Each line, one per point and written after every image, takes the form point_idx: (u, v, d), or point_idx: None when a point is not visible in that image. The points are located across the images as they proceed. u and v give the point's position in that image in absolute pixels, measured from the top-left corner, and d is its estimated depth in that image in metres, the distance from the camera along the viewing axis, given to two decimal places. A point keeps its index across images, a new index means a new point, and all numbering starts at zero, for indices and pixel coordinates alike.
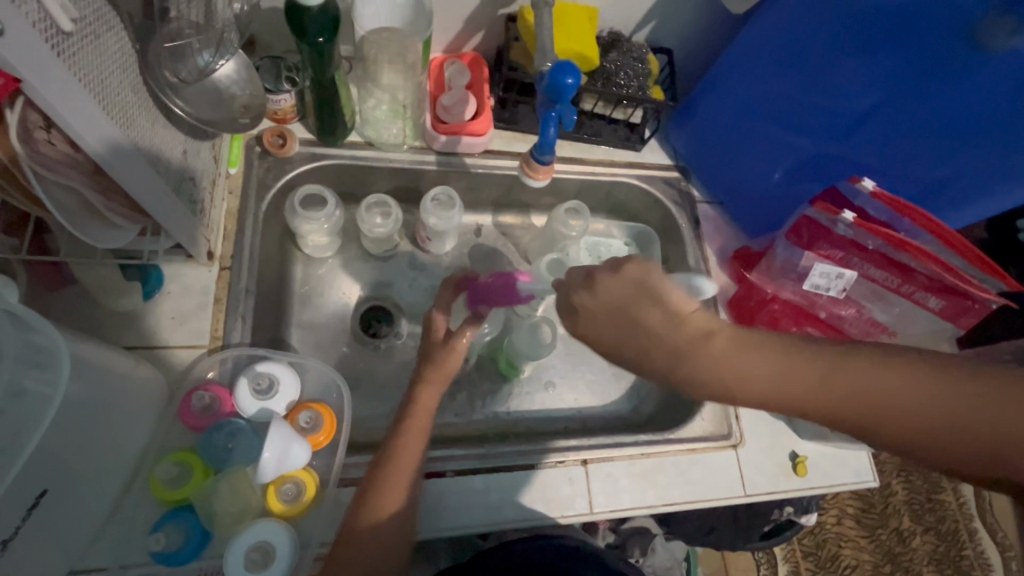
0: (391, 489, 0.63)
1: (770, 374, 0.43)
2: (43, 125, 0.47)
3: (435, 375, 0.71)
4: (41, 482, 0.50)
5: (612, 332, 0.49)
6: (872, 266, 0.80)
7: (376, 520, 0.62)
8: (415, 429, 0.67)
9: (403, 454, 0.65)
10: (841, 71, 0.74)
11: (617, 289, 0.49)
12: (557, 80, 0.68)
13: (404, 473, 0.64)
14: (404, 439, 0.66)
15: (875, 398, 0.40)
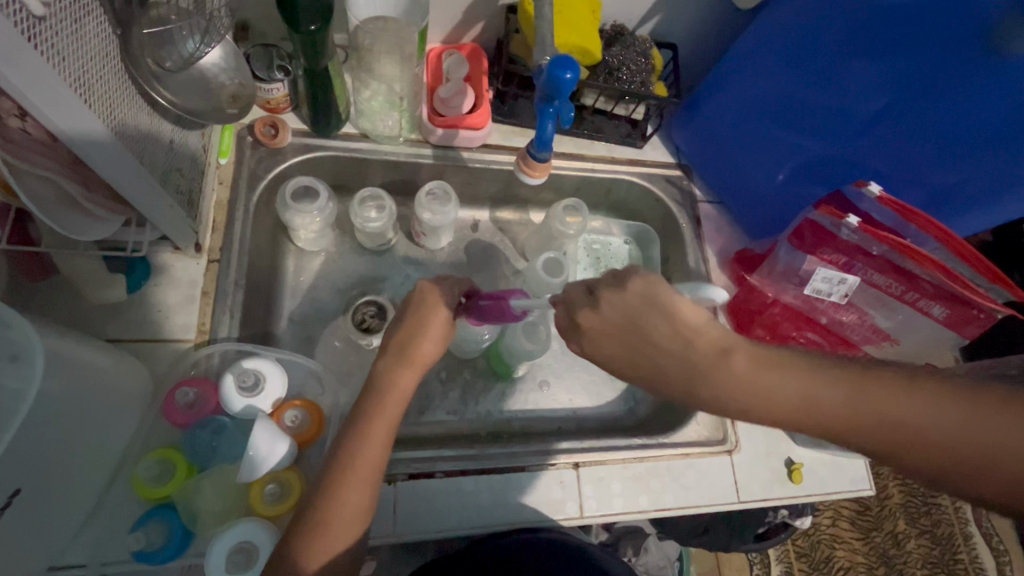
0: (351, 494, 0.58)
1: (794, 396, 0.44)
2: (18, 113, 0.45)
3: (414, 361, 0.64)
4: (15, 482, 0.49)
5: (622, 348, 0.50)
6: (876, 272, 0.77)
7: (337, 524, 0.57)
8: (377, 422, 0.61)
9: (364, 453, 0.60)
10: (851, 73, 0.72)
11: (619, 303, 0.50)
12: (557, 75, 0.66)
13: (366, 475, 0.59)
14: (365, 435, 0.60)
15: (902, 424, 0.41)
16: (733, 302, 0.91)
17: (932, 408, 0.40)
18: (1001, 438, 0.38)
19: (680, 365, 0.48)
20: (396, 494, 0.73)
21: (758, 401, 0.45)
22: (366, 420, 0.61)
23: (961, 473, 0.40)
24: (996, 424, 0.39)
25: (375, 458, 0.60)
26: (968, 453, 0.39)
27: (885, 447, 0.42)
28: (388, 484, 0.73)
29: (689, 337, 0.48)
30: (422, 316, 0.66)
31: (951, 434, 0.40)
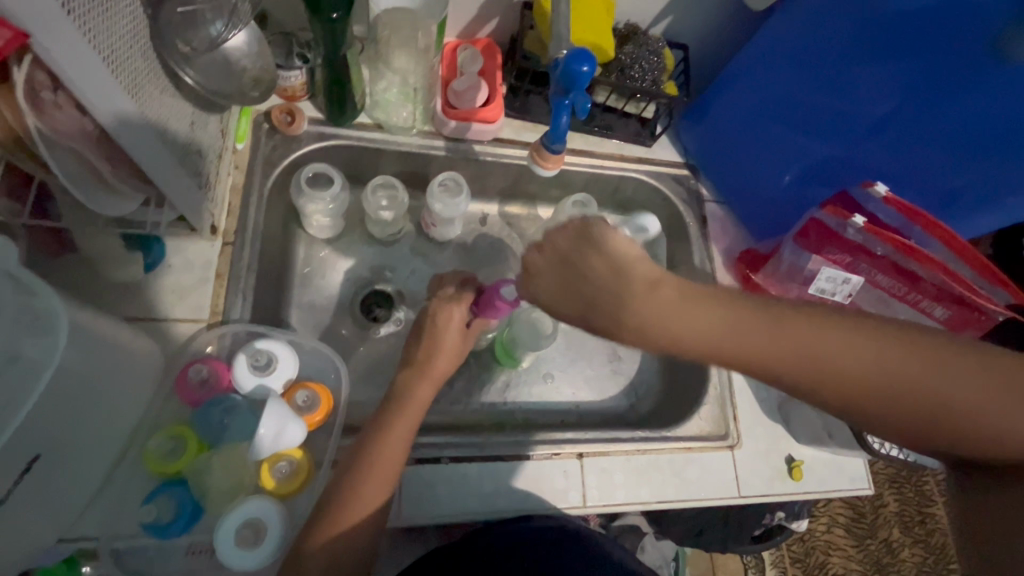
0: (366, 492, 0.61)
1: (721, 328, 0.45)
2: (50, 87, 0.47)
3: (435, 377, 0.69)
4: (34, 447, 0.50)
5: (560, 285, 0.51)
6: (880, 273, 0.78)
7: (341, 521, 0.60)
8: (398, 428, 0.65)
9: (378, 455, 0.63)
10: (859, 76, 0.73)
11: (560, 241, 0.51)
12: (573, 67, 0.68)
13: (382, 476, 0.62)
14: (382, 436, 0.64)
15: (822, 357, 0.43)
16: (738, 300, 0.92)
17: (847, 341, 0.43)
18: (903, 369, 0.42)
19: (619, 299, 0.47)
20: (401, 478, 0.74)
21: (685, 333, 0.45)
22: (384, 425, 0.65)
23: (886, 407, 0.43)
24: (923, 361, 0.42)
25: (393, 461, 0.63)
26: (895, 390, 0.42)
27: (803, 378, 0.44)
28: None
29: (630, 270, 0.47)
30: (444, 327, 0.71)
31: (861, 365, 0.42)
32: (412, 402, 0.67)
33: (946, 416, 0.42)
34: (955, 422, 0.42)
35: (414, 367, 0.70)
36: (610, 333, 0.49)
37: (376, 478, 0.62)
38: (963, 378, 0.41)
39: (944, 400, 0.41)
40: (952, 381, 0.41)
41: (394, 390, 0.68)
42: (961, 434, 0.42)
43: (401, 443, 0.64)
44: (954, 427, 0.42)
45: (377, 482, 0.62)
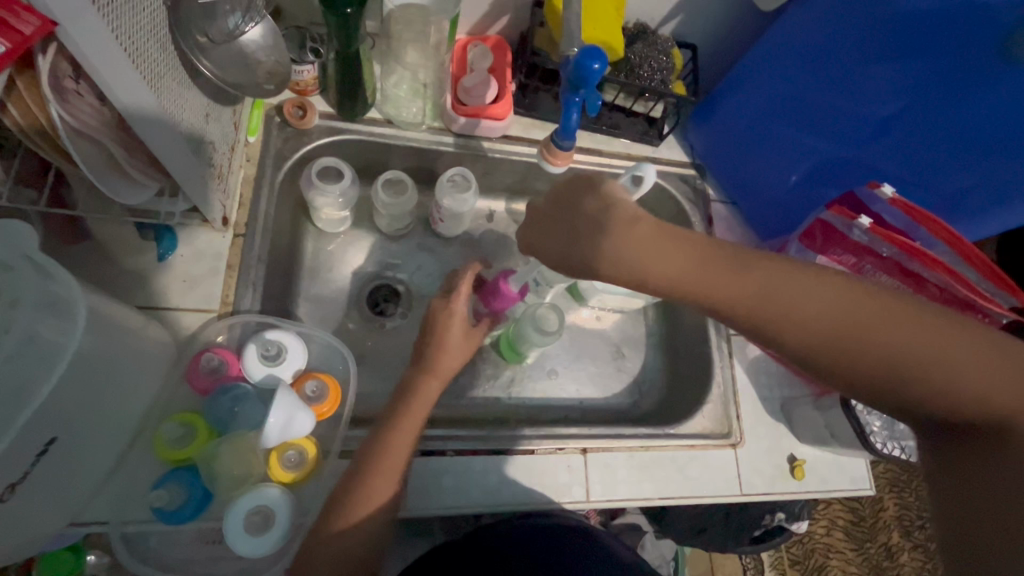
0: (377, 484, 0.62)
1: (683, 262, 0.50)
2: (72, 75, 0.48)
3: (439, 367, 0.71)
4: (50, 430, 0.51)
5: (552, 228, 0.56)
6: (884, 274, 0.79)
7: (355, 509, 0.61)
8: (409, 421, 0.66)
9: (390, 445, 0.64)
10: (868, 78, 0.74)
11: (564, 186, 0.56)
12: (584, 64, 0.69)
13: (392, 467, 0.63)
14: (392, 428, 0.65)
15: (766, 292, 0.48)
16: None
17: (793, 281, 0.48)
18: (840, 308, 0.47)
19: (602, 230, 0.52)
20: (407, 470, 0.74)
21: (650, 263, 0.50)
22: (395, 419, 0.66)
23: (823, 346, 0.47)
24: (860, 307, 0.46)
25: (400, 453, 0.64)
26: (833, 329, 0.47)
27: (747, 307, 0.48)
28: None
29: (614, 208, 0.52)
30: (449, 319, 0.73)
31: (800, 299, 0.47)
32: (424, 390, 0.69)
33: (877, 358, 0.46)
34: (884, 364, 0.46)
35: (421, 362, 0.71)
36: (587, 266, 0.53)
37: (386, 470, 0.63)
38: (894, 324, 0.46)
39: (873, 338, 0.46)
40: (886, 327, 0.46)
41: (404, 382, 0.70)
42: (886, 369, 0.46)
43: (416, 425, 0.67)
44: (881, 364, 0.46)
45: (387, 475, 0.63)
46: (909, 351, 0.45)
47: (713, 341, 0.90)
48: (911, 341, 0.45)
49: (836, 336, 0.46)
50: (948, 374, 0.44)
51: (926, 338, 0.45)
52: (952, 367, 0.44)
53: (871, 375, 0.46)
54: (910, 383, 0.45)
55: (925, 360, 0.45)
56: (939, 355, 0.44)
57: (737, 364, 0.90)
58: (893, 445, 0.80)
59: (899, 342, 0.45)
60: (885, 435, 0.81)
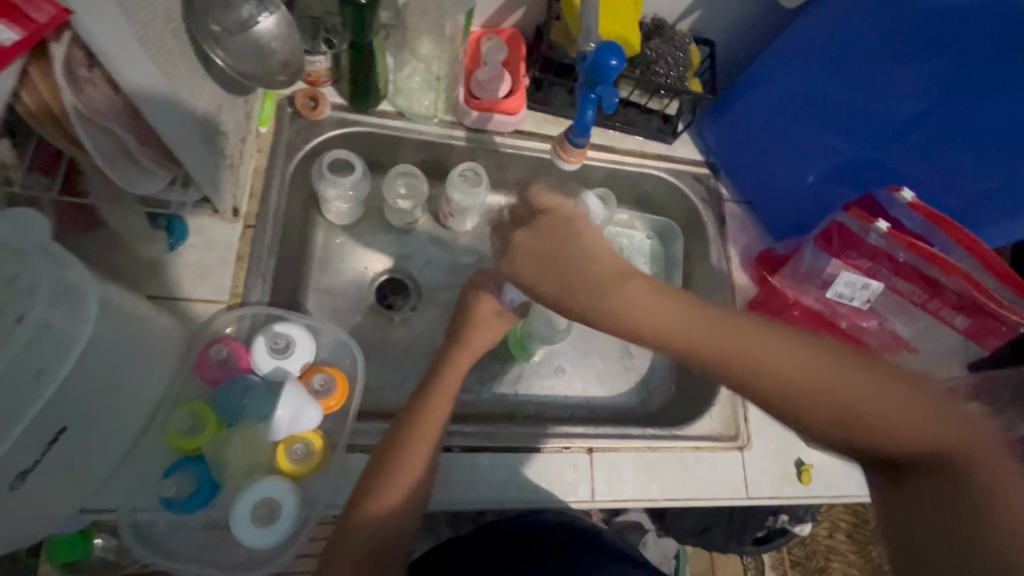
0: (391, 485, 0.62)
1: (665, 314, 0.48)
2: (85, 64, 0.47)
3: (459, 363, 0.71)
4: (61, 419, 0.51)
5: (539, 267, 0.55)
6: (900, 279, 0.77)
7: (377, 498, 0.62)
8: (429, 427, 0.65)
9: (407, 438, 0.64)
10: (891, 76, 0.72)
11: (545, 228, 0.56)
12: (603, 60, 0.69)
13: (409, 471, 0.63)
14: (411, 432, 0.64)
15: (739, 347, 0.46)
16: (752, 302, 0.90)
17: (771, 342, 0.46)
18: (812, 368, 0.45)
19: (588, 282, 0.51)
20: None
21: (632, 314, 0.49)
22: (414, 422, 0.65)
23: (757, 388, 0.46)
24: (789, 348, 0.46)
25: (419, 458, 0.63)
26: (768, 373, 0.46)
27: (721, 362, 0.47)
28: None
29: (603, 259, 0.52)
30: (476, 313, 0.74)
31: (770, 355, 0.46)
32: (447, 380, 0.69)
33: (814, 403, 0.45)
34: (820, 407, 0.45)
35: (443, 358, 0.72)
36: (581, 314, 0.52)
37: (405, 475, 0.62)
38: (828, 371, 0.45)
39: (839, 396, 0.45)
40: (817, 368, 0.45)
41: (431, 374, 0.71)
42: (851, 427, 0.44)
43: (440, 418, 0.66)
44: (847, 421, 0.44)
45: (399, 477, 0.62)
46: (845, 399, 0.44)
47: None
48: (842, 386, 0.45)
49: (771, 380, 0.45)
50: (878, 413, 0.44)
51: (860, 379, 0.45)
52: (891, 414, 0.44)
53: (810, 421, 0.45)
54: (850, 436, 0.44)
55: (859, 403, 0.44)
56: (874, 399, 0.44)
57: None
58: None
59: (830, 385, 0.45)
60: None
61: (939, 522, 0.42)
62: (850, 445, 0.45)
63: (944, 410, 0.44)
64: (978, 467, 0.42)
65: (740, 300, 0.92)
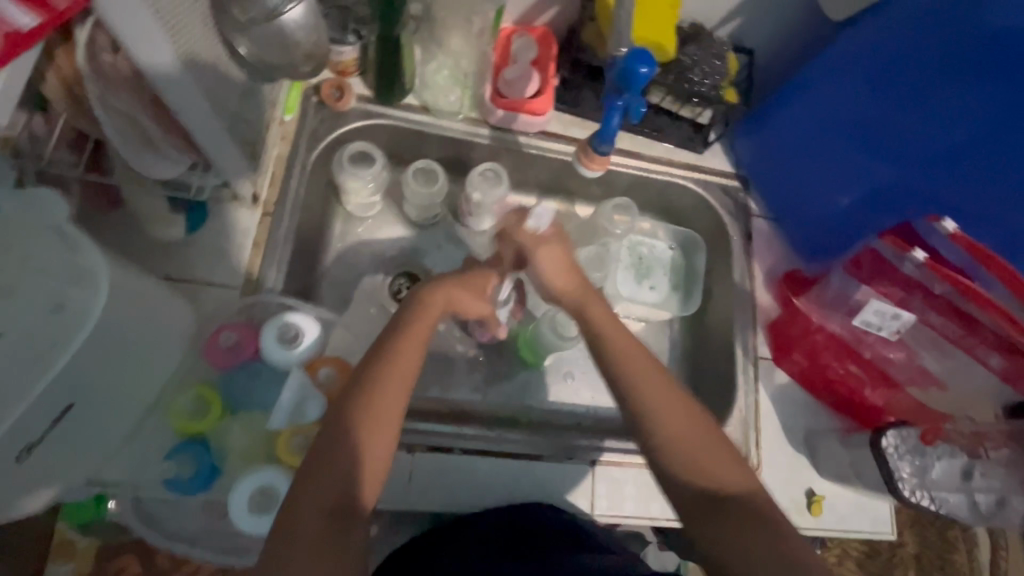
0: (370, 443, 0.55)
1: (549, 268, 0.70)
2: (110, 48, 0.51)
3: (428, 309, 0.64)
4: (69, 396, 0.51)
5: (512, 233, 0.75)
6: (933, 312, 0.74)
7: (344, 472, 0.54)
8: (396, 377, 0.58)
9: (376, 408, 0.56)
10: (941, 95, 0.68)
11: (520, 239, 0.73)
12: (630, 67, 0.68)
13: (385, 437, 0.56)
14: (380, 390, 0.57)
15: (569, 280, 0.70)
16: (774, 323, 0.87)
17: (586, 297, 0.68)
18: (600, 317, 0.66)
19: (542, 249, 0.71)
20: (413, 464, 0.74)
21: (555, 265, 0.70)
22: (377, 377, 0.58)
23: (637, 396, 0.60)
24: (660, 383, 0.61)
25: (390, 421, 0.57)
26: (637, 383, 0.61)
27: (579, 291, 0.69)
28: (406, 453, 0.74)
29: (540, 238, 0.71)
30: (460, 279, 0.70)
31: (571, 290, 0.69)
32: (415, 325, 0.62)
33: (669, 432, 0.58)
34: (658, 421, 0.59)
35: (411, 306, 0.64)
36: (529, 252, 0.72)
37: (372, 436, 0.55)
38: (635, 360, 0.62)
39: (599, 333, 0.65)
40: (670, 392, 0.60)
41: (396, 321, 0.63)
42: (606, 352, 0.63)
43: (411, 368, 0.60)
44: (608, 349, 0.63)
45: (376, 432, 0.56)
46: (696, 450, 0.58)
47: (738, 363, 0.86)
48: (686, 440, 0.58)
49: (647, 404, 0.60)
50: (655, 419, 0.59)
51: (692, 420, 0.59)
52: (709, 454, 0.58)
53: (660, 442, 0.59)
54: (683, 463, 0.57)
55: (674, 422, 0.59)
56: (705, 445, 0.58)
57: (761, 389, 0.86)
58: (924, 494, 0.74)
59: (682, 428, 0.59)
60: (915, 482, 0.74)
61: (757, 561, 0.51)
62: (680, 486, 0.57)
63: (735, 468, 0.58)
64: (645, 403, 0.60)
65: (761, 322, 0.89)
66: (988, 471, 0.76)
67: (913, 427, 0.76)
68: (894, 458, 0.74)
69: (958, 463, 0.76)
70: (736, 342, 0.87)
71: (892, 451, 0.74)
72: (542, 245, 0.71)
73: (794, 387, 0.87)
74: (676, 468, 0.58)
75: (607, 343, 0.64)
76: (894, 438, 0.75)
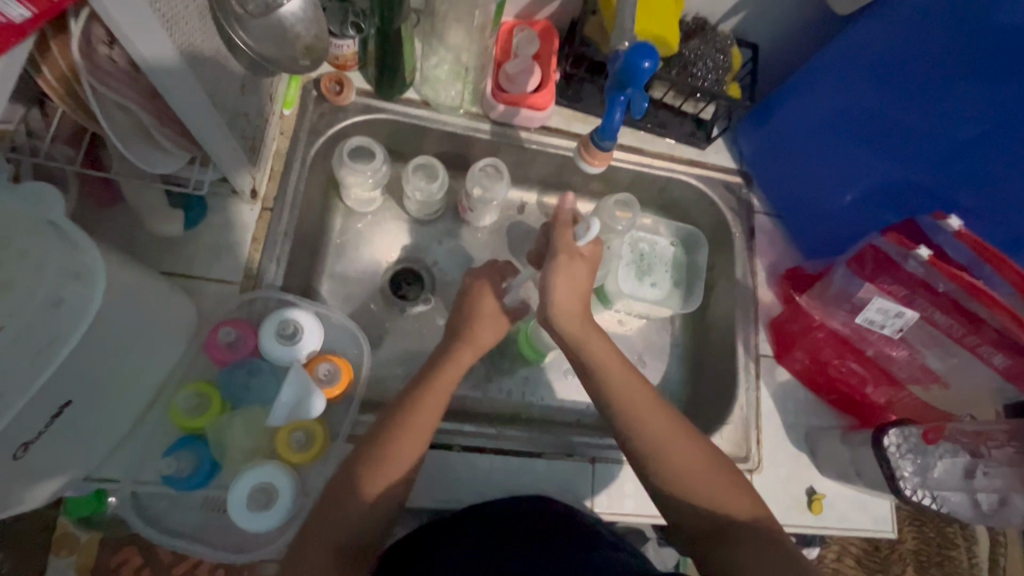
0: (376, 485, 0.59)
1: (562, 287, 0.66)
2: (106, 41, 0.50)
3: (458, 359, 0.68)
4: (67, 392, 0.51)
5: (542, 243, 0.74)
6: (937, 311, 0.73)
7: (353, 511, 0.58)
8: (415, 427, 0.62)
9: (391, 454, 0.60)
10: (950, 93, 0.66)
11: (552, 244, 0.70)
12: (634, 62, 0.66)
13: (391, 478, 0.59)
14: (394, 438, 0.61)
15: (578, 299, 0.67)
16: (776, 320, 0.87)
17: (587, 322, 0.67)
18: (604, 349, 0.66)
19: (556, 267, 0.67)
20: None
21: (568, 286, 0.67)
22: (397, 425, 0.61)
23: (636, 434, 0.62)
24: (662, 421, 0.62)
25: (399, 465, 0.60)
26: (638, 422, 0.62)
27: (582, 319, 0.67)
28: None
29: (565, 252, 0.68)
30: (474, 308, 0.72)
31: (573, 311, 0.66)
32: (438, 378, 0.65)
33: (668, 468, 0.61)
34: (658, 457, 0.61)
35: (438, 355, 0.69)
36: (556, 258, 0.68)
37: (388, 471, 0.59)
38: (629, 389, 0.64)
39: (600, 365, 0.65)
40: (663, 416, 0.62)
41: (423, 372, 0.67)
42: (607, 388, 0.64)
43: (428, 420, 0.63)
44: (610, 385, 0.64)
45: (383, 475, 0.59)
46: (695, 484, 0.60)
47: (740, 361, 0.86)
48: (688, 475, 0.60)
49: (645, 443, 0.62)
50: (655, 457, 0.61)
51: (690, 444, 0.62)
52: (707, 480, 0.60)
53: (659, 480, 0.61)
54: (683, 500, 0.60)
55: (671, 447, 0.61)
56: (704, 483, 0.60)
57: (763, 386, 0.86)
58: (926, 493, 0.74)
59: (685, 464, 0.61)
60: (916, 482, 0.74)
61: None
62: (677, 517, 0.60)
63: (741, 500, 0.60)
64: (646, 441, 0.62)
65: (762, 319, 0.89)
66: (991, 470, 0.75)
67: (916, 425, 0.76)
68: (896, 457, 0.74)
69: (960, 461, 0.76)
70: (738, 340, 0.87)
71: (894, 450, 0.74)
72: (574, 259, 0.68)
73: (795, 384, 0.87)
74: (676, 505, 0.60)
75: (609, 364, 0.65)
76: (896, 438, 0.74)
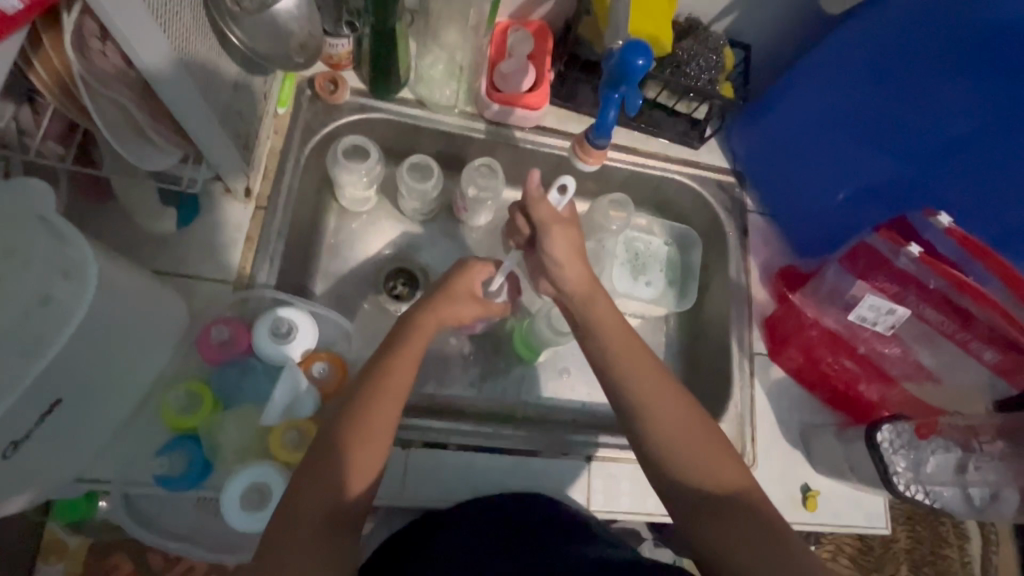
0: (361, 457, 0.56)
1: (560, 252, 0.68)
2: (98, 35, 0.50)
3: (423, 329, 0.65)
4: (57, 391, 0.51)
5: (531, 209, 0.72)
6: (929, 307, 0.74)
7: (340, 480, 0.55)
8: (389, 396, 0.59)
9: (373, 415, 0.58)
10: (941, 90, 0.69)
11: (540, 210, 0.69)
12: (627, 59, 0.69)
13: (378, 448, 0.58)
14: (374, 403, 0.58)
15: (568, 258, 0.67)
16: (771, 318, 0.87)
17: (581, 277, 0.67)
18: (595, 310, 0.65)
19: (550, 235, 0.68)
20: (407, 459, 0.73)
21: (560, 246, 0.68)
22: (375, 390, 0.59)
23: (627, 391, 0.61)
24: (655, 378, 0.61)
25: (384, 433, 0.58)
26: (631, 377, 0.61)
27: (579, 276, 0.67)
28: (400, 448, 0.73)
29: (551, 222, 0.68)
30: (455, 286, 0.69)
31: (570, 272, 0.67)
32: (410, 345, 0.63)
33: (657, 423, 0.59)
34: (648, 413, 0.60)
35: (405, 323, 0.66)
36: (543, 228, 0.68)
37: (377, 433, 0.57)
38: (636, 367, 0.61)
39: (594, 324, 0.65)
40: (668, 390, 0.60)
41: (391, 338, 0.65)
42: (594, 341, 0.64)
43: (404, 381, 0.61)
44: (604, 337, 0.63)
45: (366, 444, 0.57)
46: (682, 442, 0.58)
47: (734, 359, 0.86)
48: (676, 434, 0.59)
49: (635, 396, 0.60)
50: (649, 412, 0.60)
51: (677, 401, 0.60)
52: (701, 451, 0.58)
53: (649, 435, 0.59)
54: (674, 459, 0.58)
55: (669, 418, 0.59)
56: (689, 442, 0.59)
57: (757, 384, 0.86)
58: (918, 488, 0.74)
59: (671, 421, 0.59)
60: (909, 476, 0.75)
61: (748, 550, 0.53)
62: (669, 476, 0.58)
63: (730, 463, 0.59)
64: (641, 395, 0.60)
65: (755, 317, 0.89)
66: (984, 465, 0.76)
67: (909, 421, 0.77)
68: (889, 452, 0.75)
69: (952, 456, 0.76)
70: (732, 338, 0.87)
71: (887, 446, 0.75)
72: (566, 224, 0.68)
73: (790, 382, 0.87)
74: (667, 462, 0.58)
75: (610, 338, 0.63)
76: (889, 433, 0.75)
